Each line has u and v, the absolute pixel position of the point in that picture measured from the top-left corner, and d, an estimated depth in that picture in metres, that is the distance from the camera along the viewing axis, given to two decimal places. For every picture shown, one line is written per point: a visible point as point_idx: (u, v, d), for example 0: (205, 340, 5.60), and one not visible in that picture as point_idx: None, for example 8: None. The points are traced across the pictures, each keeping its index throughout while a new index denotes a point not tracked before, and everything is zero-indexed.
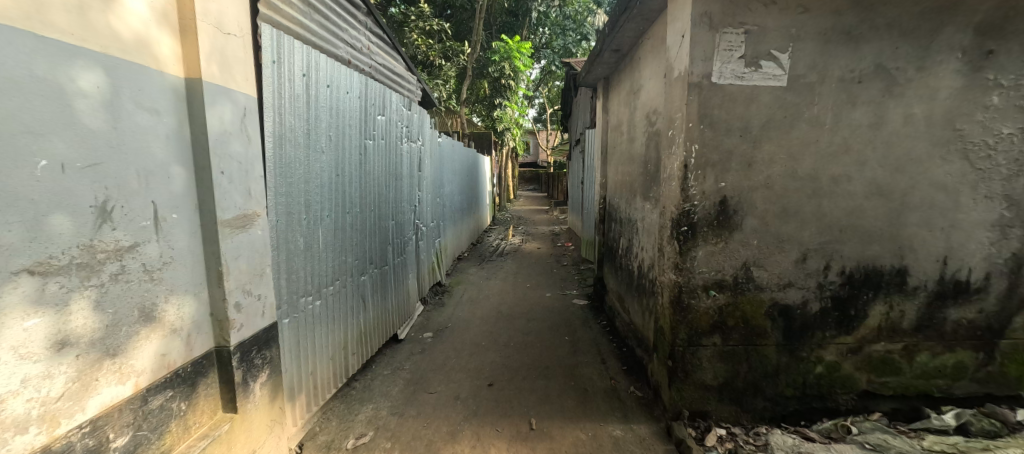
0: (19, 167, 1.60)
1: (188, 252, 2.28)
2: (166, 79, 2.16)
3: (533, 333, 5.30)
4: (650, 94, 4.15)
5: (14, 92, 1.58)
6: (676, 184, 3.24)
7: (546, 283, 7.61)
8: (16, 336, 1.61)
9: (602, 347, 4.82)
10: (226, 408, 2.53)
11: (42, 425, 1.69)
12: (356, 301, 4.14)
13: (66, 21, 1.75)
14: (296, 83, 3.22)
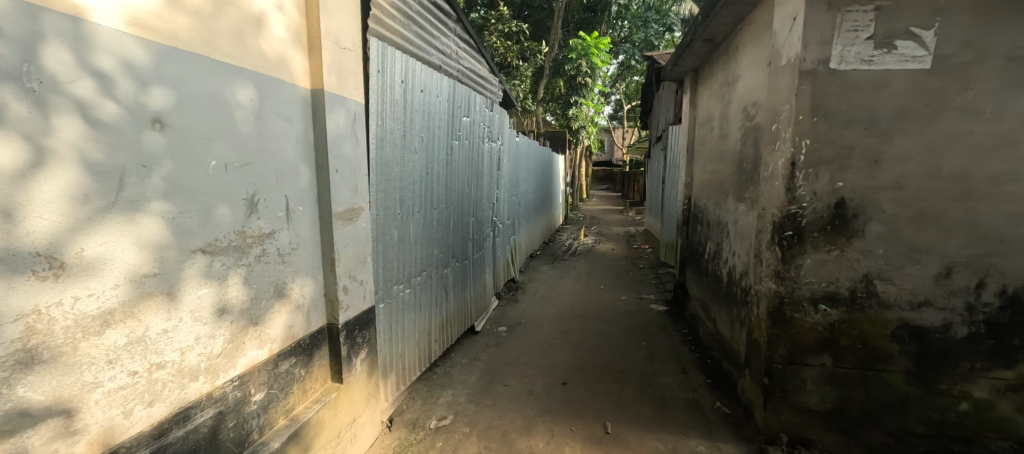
0: (197, 166, 1.96)
1: (309, 240, 2.68)
2: (297, 92, 2.55)
3: (607, 335, 5.26)
4: (750, 85, 3.90)
5: (196, 105, 1.94)
6: (781, 183, 3.04)
7: (621, 285, 7.46)
8: (193, 302, 1.98)
9: (682, 356, 4.64)
10: (334, 377, 2.91)
11: (207, 377, 2.07)
12: (440, 291, 4.45)
13: (231, 46, 2.12)
14: (396, 89, 3.55)
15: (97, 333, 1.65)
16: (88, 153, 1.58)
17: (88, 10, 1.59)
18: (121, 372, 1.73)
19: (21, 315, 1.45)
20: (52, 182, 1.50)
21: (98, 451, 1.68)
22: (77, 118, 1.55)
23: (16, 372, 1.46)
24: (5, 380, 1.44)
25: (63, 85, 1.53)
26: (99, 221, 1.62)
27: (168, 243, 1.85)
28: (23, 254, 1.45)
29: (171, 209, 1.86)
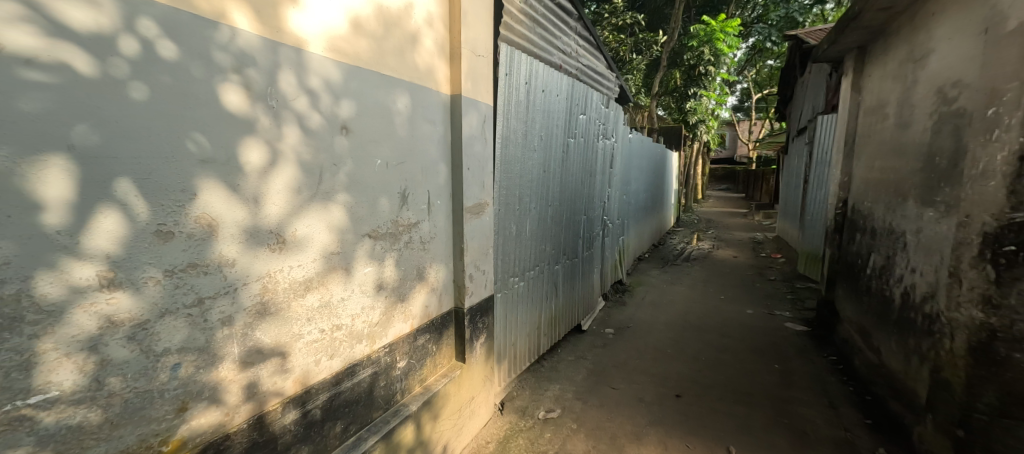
0: (368, 164, 2.23)
1: (443, 230, 2.96)
2: (439, 97, 2.83)
3: (728, 351, 4.85)
4: (952, 58, 3.22)
5: (370, 113, 2.22)
6: (1002, 184, 2.50)
7: (745, 297, 6.79)
8: (362, 278, 2.25)
9: (828, 388, 4.05)
10: (457, 356, 3.17)
11: (368, 341, 2.34)
12: (550, 286, 4.57)
13: (396, 60, 2.40)
14: (520, 90, 3.72)
15: (301, 296, 1.92)
16: (301, 155, 1.85)
17: (305, 41, 1.86)
18: (314, 328, 2.01)
19: (257, 276, 1.71)
20: (279, 179, 1.75)
21: (299, 387, 1.97)
22: (296, 127, 1.82)
23: (254, 320, 1.72)
24: (250, 325, 1.71)
25: (290, 101, 1.80)
26: (306, 208, 1.88)
27: (346, 227, 2.11)
28: (262, 231, 1.70)
29: (349, 200, 2.12)
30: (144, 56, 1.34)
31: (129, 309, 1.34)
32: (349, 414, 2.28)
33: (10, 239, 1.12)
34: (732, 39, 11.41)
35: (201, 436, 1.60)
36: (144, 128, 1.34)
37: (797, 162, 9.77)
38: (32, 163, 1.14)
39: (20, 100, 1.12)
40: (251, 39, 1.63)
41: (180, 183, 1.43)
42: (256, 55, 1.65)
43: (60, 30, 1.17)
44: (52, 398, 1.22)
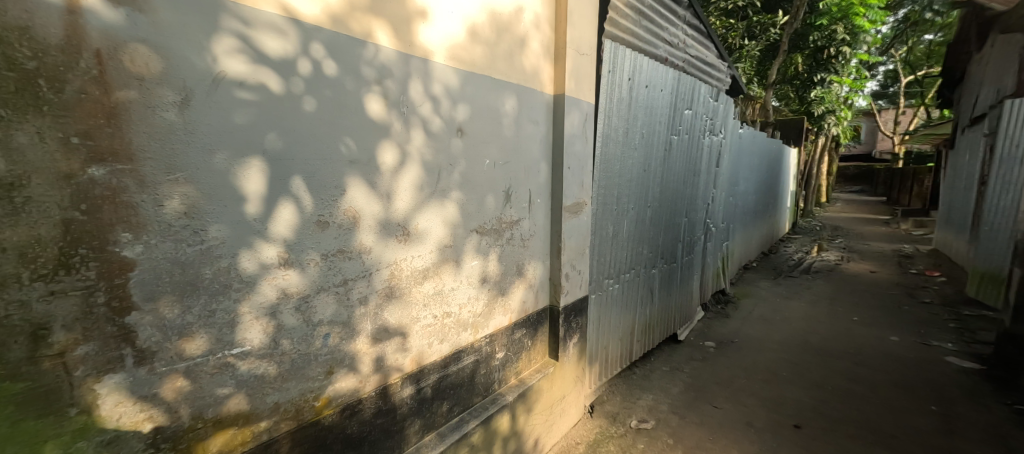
0: (477, 164, 2.37)
1: (542, 228, 3.00)
2: (544, 98, 2.87)
3: (863, 382, 4.20)
4: None
5: (482, 115, 2.36)
6: None
7: (883, 321, 5.83)
8: (468, 272, 2.41)
9: (1009, 442, 3.30)
10: (551, 353, 3.21)
11: (471, 330, 2.50)
12: (646, 291, 4.39)
13: (505, 64, 2.50)
14: (623, 87, 3.60)
15: (420, 284, 2.12)
16: (424, 155, 2.04)
17: (431, 52, 2.03)
18: (429, 314, 2.20)
19: (386, 263, 1.92)
20: (406, 177, 1.95)
21: (414, 366, 2.17)
22: (422, 130, 2.00)
23: (382, 302, 1.93)
24: (379, 306, 1.92)
25: (417, 107, 1.98)
26: (426, 204, 2.07)
27: (458, 222, 2.28)
28: (392, 223, 1.91)
29: (461, 197, 2.29)
30: (315, 75, 1.55)
31: (299, 284, 1.58)
32: (453, 396, 2.44)
33: (226, 223, 1.34)
34: (875, 13, 9.66)
35: (342, 397, 1.83)
36: (312, 135, 1.56)
37: (970, 158, 8.02)
38: (240, 164, 1.36)
39: (234, 115, 1.33)
40: (389, 54, 1.83)
41: (335, 181, 1.65)
42: (393, 67, 1.85)
43: (259, 55, 1.38)
44: (244, 351, 1.45)
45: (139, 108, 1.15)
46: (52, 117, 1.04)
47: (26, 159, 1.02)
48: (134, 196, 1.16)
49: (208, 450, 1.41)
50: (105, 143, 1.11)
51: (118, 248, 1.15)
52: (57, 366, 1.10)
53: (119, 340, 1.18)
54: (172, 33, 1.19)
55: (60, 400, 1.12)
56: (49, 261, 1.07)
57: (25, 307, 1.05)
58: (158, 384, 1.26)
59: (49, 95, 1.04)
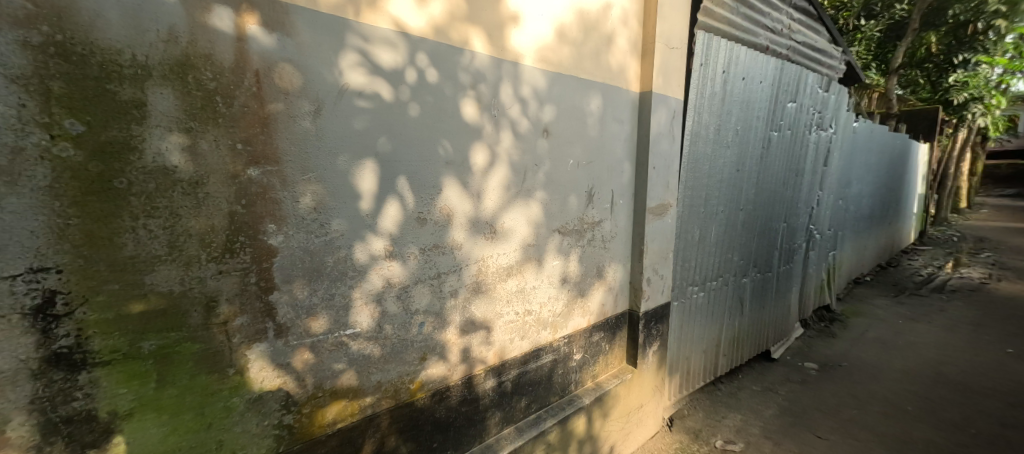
0: (562, 164, 2.39)
1: (623, 230, 2.93)
2: (629, 95, 2.79)
3: (1015, 428, 3.53)
4: None
5: (568, 115, 2.37)
6: None
7: None
8: (549, 271, 2.44)
9: None
10: (628, 360, 3.13)
11: (551, 329, 2.52)
12: (735, 301, 4.09)
13: (592, 63, 2.47)
14: (716, 81, 3.37)
15: (503, 280, 2.19)
16: (511, 156, 2.10)
17: (521, 55, 2.08)
18: (511, 310, 2.27)
19: (474, 260, 2.01)
20: (494, 177, 2.03)
21: (496, 359, 2.25)
22: (510, 132, 2.07)
23: (470, 295, 2.04)
24: (465, 301, 2.02)
25: (505, 109, 2.04)
26: (512, 203, 2.14)
27: (541, 222, 2.32)
28: (480, 222, 2.00)
29: (545, 197, 2.32)
30: (419, 83, 1.68)
31: (400, 275, 1.73)
32: (532, 393, 2.49)
33: (345, 218, 1.51)
34: None
35: (433, 383, 1.96)
36: (415, 138, 1.70)
37: None
38: (358, 166, 1.52)
39: (353, 121, 1.49)
40: (483, 59, 1.91)
41: (433, 181, 1.78)
42: (486, 72, 1.93)
43: (375, 67, 1.53)
44: (355, 332, 1.62)
45: (283, 117, 1.33)
46: (225, 128, 1.24)
47: (207, 163, 1.21)
48: (279, 193, 1.35)
49: (325, 417, 1.59)
50: (260, 149, 1.30)
51: (266, 237, 1.35)
52: (221, 333, 1.31)
53: (264, 315, 1.38)
54: (310, 52, 1.37)
55: (222, 362, 1.32)
56: (219, 245, 1.27)
57: (202, 283, 1.25)
58: (291, 354, 1.46)
59: (224, 109, 1.23)
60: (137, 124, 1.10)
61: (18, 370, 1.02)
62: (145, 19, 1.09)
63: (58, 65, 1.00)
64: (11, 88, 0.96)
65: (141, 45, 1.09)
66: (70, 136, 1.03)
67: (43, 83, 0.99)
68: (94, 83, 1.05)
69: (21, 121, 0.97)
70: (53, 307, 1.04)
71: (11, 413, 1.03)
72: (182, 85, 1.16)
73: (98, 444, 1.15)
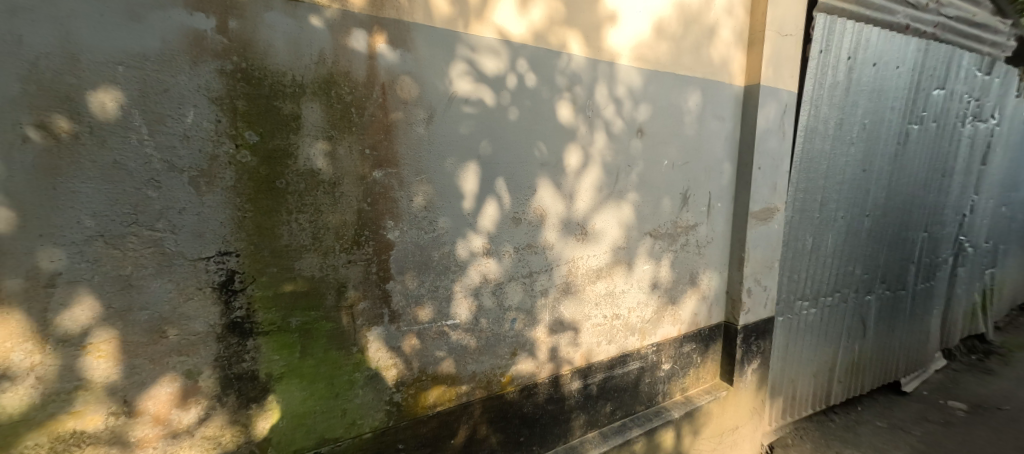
0: (656, 164, 2.31)
1: (721, 235, 2.75)
2: (733, 90, 2.60)
3: None
4: None
5: (666, 114, 2.29)
6: None
7: None
8: (640, 274, 2.37)
9: None
10: (722, 376, 2.92)
11: (639, 335, 2.45)
12: (856, 320, 3.61)
13: (693, 58, 2.35)
14: (839, 69, 3.00)
15: (593, 283, 2.18)
16: (605, 157, 2.08)
17: (618, 54, 2.05)
18: (600, 313, 2.25)
19: (565, 260, 2.04)
20: (588, 179, 2.03)
21: (583, 362, 2.24)
22: (604, 133, 2.06)
23: (560, 295, 2.06)
24: (555, 301, 2.05)
25: (601, 109, 2.03)
26: (604, 204, 2.12)
27: (633, 225, 2.26)
28: (572, 222, 2.02)
29: (638, 199, 2.26)
30: (519, 88, 1.75)
31: (496, 271, 1.81)
32: (617, 399, 2.44)
33: (450, 216, 1.63)
34: None
35: (522, 378, 2.02)
36: (514, 141, 1.77)
37: None
38: (462, 168, 1.63)
39: (459, 126, 1.60)
40: (579, 61, 1.92)
41: (528, 182, 1.83)
42: (582, 73, 1.94)
43: (481, 75, 1.63)
44: (455, 323, 1.73)
45: (403, 125, 1.48)
46: (357, 135, 1.41)
47: (342, 166, 1.39)
48: (397, 193, 1.50)
49: (427, 399, 1.73)
50: (383, 154, 1.46)
51: (386, 232, 1.51)
52: (347, 315, 1.48)
53: (381, 301, 1.54)
54: (426, 64, 1.50)
55: (348, 340, 1.50)
56: (349, 238, 1.44)
57: (335, 270, 1.43)
58: (401, 339, 1.61)
59: (357, 119, 1.40)
60: (294, 134, 1.30)
61: (208, 334, 1.25)
62: (303, 45, 1.28)
63: (242, 87, 1.21)
64: (210, 108, 1.17)
65: (299, 67, 1.28)
66: (248, 145, 1.23)
67: (232, 103, 1.20)
68: (265, 100, 1.25)
69: (215, 133, 1.19)
70: (233, 283, 1.27)
71: (201, 367, 1.26)
72: (326, 99, 1.34)
73: (258, 400, 1.36)
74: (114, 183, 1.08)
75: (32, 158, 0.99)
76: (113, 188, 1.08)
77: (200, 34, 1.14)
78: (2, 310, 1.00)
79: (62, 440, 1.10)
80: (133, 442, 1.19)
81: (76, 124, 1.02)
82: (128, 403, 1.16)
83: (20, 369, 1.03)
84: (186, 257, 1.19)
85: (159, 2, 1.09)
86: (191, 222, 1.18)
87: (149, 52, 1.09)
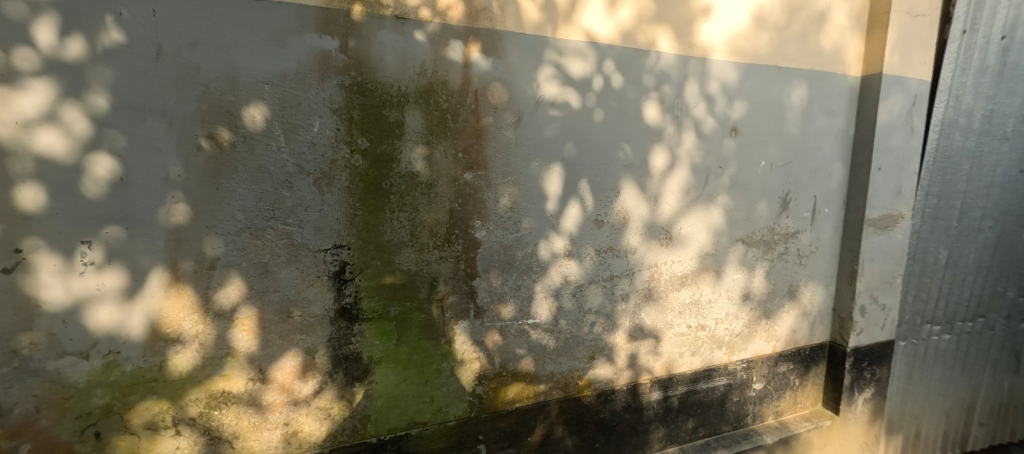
0: (753, 166, 2.15)
1: (829, 244, 2.48)
2: (847, 81, 2.34)
3: None
4: None
5: (766, 111, 2.12)
6: None
7: None
8: (730, 284, 2.22)
9: None
10: (825, 403, 2.63)
11: (727, 349, 2.29)
12: (1007, 351, 3.03)
13: (800, 49, 2.16)
14: (990, 51, 2.54)
15: (677, 290, 2.09)
16: (694, 158, 1.99)
17: (711, 49, 1.94)
18: (683, 322, 2.15)
19: (647, 265, 1.98)
20: (674, 181, 1.96)
21: (664, 372, 2.15)
22: (694, 133, 1.97)
23: (641, 301, 2.01)
24: (636, 307, 2.00)
25: (691, 108, 1.95)
26: (692, 207, 2.02)
27: (723, 230, 2.13)
28: (657, 227, 1.95)
29: (730, 202, 2.13)
30: (606, 89, 1.74)
31: (577, 273, 1.82)
32: (701, 416, 2.30)
33: (534, 217, 1.67)
34: None
35: (599, 383, 1.99)
36: (599, 143, 1.76)
37: None
38: (547, 170, 1.67)
39: (545, 129, 1.64)
40: (669, 59, 1.85)
41: (612, 184, 1.81)
42: (671, 71, 1.87)
43: (568, 78, 1.65)
44: (535, 322, 1.77)
45: (492, 129, 1.55)
46: (452, 140, 1.50)
47: (438, 168, 1.49)
48: (485, 194, 1.58)
49: (506, 395, 1.78)
50: (474, 157, 1.54)
51: (474, 232, 1.59)
52: (437, 308, 1.58)
53: (468, 296, 1.63)
54: (516, 70, 1.55)
55: (437, 331, 1.60)
56: (442, 235, 1.54)
57: (428, 265, 1.54)
58: (485, 334, 1.68)
59: (452, 124, 1.49)
60: (398, 139, 1.42)
61: (323, 317, 1.42)
62: (408, 58, 1.40)
63: (357, 98, 1.35)
64: (331, 118, 1.33)
65: (403, 78, 1.40)
66: (360, 150, 1.37)
67: (348, 112, 1.34)
68: (375, 110, 1.38)
69: (334, 140, 1.34)
70: (344, 273, 1.42)
71: (318, 346, 1.42)
72: (426, 107, 1.45)
73: (361, 379, 1.51)
74: (259, 184, 1.27)
75: (202, 163, 1.20)
76: (258, 188, 1.27)
77: (326, 54, 1.30)
78: (178, 287, 1.22)
79: (214, 397, 1.31)
80: (265, 406, 1.38)
81: (234, 134, 1.22)
82: (262, 372, 1.36)
83: (188, 335, 1.25)
84: (309, 248, 1.36)
85: (297, 29, 1.26)
86: (314, 218, 1.35)
87: (288, 72, 1.26)
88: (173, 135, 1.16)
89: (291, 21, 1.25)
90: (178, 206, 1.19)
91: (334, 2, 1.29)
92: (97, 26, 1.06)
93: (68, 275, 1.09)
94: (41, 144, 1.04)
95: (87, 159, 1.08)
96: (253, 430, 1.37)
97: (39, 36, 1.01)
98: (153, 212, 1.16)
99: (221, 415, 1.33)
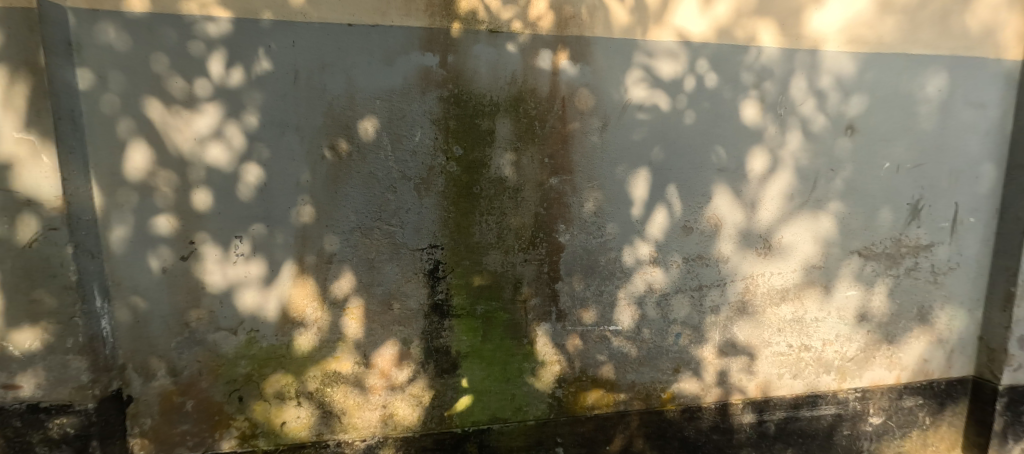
0: (874, 169, 1.91)
1: (974, 260, 2.11)
2: (1003, 67, 1.98)
3: None
4: None
5: (891, 107, 1.88)
6: None
7: None
8: (841, 302, 1.99)
9: None
10: (966, 449, 2.24)
11: (837, 375, 2.06)
12: None
13: (938, 35, 1.88)
14: None
15: (776, 305, 1.92)
16: (800, 160, 1.82)
17: (823, 40, 1.76)
18: (783, 341, 1.97)
19: (742, 276, 1.85)
20: (776, 186, 1.81)
21: (759, 394, 1.99)
22: (800, 132, 1.80)
23: (734, 315, 1.88)
24: (728, 321, 1.88)
25: (798, 106, 1.79)
26: (797, 214, 1.85)
27: (834, 240, 1.92)
28: (754, 235, 1.82)
29: (843, 210, 1.91)
30: (699, 90, 1.66)
31: (662, 281, 1.75)
32: (803, 446, 2.08)
33: (619, 222, 1.65)
34: None
35: (684, 398, 1.89)
36: (690, 146, 1.69)
37: None
38: (633, 175, 1.63)
39: (633, 133, 1.61)
40: (772, 54, 1.72)
41: (704, 188, 1.73)
42: (775, 67, 1.73)
43: (657, 80, 1.61)
44: (617, 329, 1.74)
45: (579, 134, 1.56)
46: (539, 146, 1.53)
47: (525, 173, 1.54)
48: (570, 198, 1.59)
49: (586, 400, 1.77)
50: (560, 161, 1.56)
51: (558, 235, 1.61)
52: (521, 308, 1.63)
53: (550, 299, 1.65)
54: (604, 75, 1.55)
55: (521, 331, 1.65)
56: (527, 238, 1.58)
57: (513, 266, 1.59)
58: (566, 337, 1.69)
59: (539, 130, 1.53)
60: (489, 146, 1.49)
61: (418, 311, 1.53)
62: (500, 68, 1.46)
63: (453, 109, 1.44)
64: (431, 128, 1.43)
65: (496, 88, 1.47)
66: (455, 157, 1.46)
67: (445, 122, 1.44)
68: (469, 119, 1.46)
69: (433, 148, 1.44)
70: (437, 271, 1.52)
71: (413, 338, 1.54)
72: (515, 114, 1.50)
73: (449, 371, 1.60)
74: (369, 188, 1.41)
75: (325, 170, 1.36)
76: (367, 192, 1.41)
77: (427, 69, 1.41)
78: (303, 277, 1.40)
79: (327, 376, 1.47)
80: (368, 388, 1.52)
81: (350, 144, 1.37)
82: (366, 357, 1.50)
83: (309, 319, 1.43)
84: (408, 247, 1.48)
85: (404, 48, 1.38)
86: (412, 220, 1.46)
87: (395, 87, 1.39)
88: (302, 146, 1.34)
89: (399, 41, 1.37)
90: (305, 207, 1.36)
91: (435, 22, 1.39)
92: (250, 57, 1.27)
93: (225, 263, 1.33)
94: (210, 157, 1.28)
95: (241, 168, 1.30)
96: (357, 409, 1.52)
97: (212, 69, 1.25)
98: (285, 212, 1.35)
99: (332, 392, 1.49)
